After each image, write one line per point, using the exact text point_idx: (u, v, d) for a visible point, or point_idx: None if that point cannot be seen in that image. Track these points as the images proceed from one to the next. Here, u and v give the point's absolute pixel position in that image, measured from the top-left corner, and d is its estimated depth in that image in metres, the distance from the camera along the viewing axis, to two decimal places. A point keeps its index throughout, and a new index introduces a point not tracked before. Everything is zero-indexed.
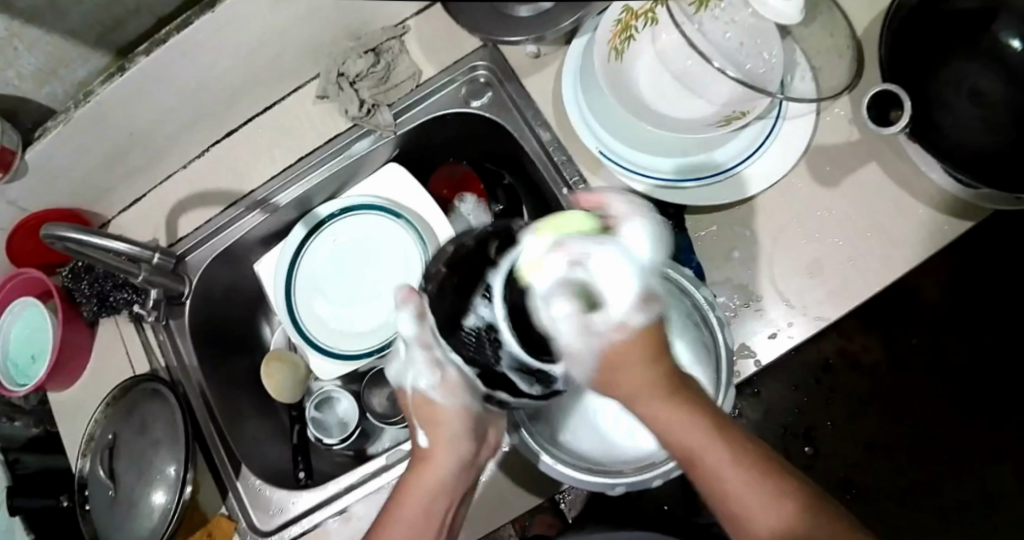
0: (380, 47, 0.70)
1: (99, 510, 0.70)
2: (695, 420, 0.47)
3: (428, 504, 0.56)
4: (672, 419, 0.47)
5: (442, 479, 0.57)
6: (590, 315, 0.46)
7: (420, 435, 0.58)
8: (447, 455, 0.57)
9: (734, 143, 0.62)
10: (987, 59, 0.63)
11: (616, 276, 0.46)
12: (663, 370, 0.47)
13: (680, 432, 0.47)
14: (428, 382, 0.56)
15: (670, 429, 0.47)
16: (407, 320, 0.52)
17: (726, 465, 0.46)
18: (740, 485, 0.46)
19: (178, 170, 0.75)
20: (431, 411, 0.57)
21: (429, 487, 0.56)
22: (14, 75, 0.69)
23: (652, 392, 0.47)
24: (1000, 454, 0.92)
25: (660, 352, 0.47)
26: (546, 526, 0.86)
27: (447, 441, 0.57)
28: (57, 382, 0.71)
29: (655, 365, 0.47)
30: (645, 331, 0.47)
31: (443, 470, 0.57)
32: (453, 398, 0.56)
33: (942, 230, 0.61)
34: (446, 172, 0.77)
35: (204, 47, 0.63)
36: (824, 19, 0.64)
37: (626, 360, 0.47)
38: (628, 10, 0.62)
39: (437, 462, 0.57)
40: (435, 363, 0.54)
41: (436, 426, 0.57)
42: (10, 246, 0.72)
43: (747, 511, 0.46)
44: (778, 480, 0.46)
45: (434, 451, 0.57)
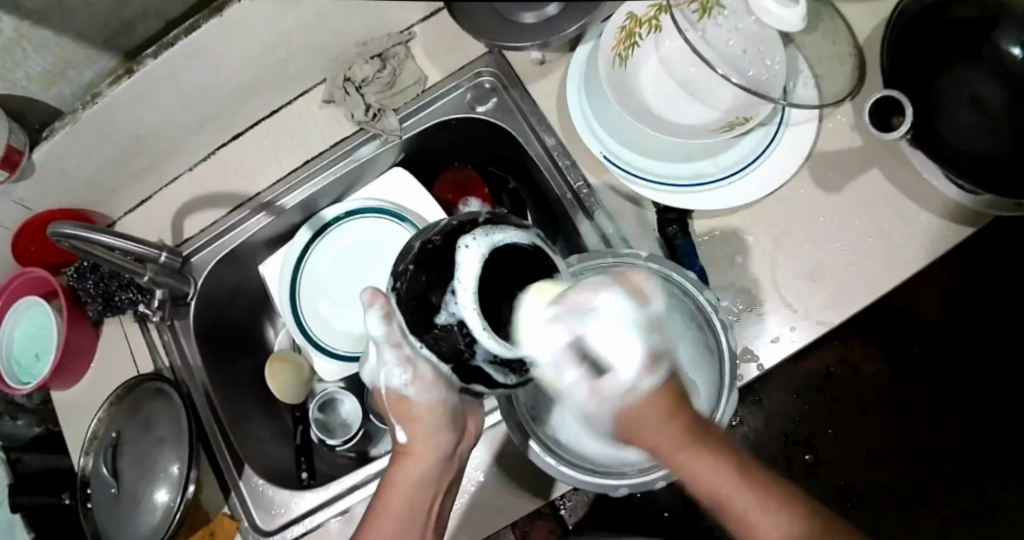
0: (386, 52, 0.70)
1: (103, 509, 0.70)
2: (724, 473, 0.47)
3: (409, 499, 0.56)
4: (692, 465, 0.47)
5: (422, 473, 0.57)
6: (597, 377, 0.48)
7: (398, 433, 0.58)
8: (425, 448, 0.57)
9: (736, 150, 0.63)
10: (985, 66, 0.64)
11: (615, 342, 0.47)
12: (685, 427, 0.48)
13: (709, 480, 0.47)
14: (404, 383, 0.55)
15: (699, 478, 0.47)
16: (375, 322, 0.52)
17: (761, 513, 0.46)
18: (774, 531, 0.46)
19: (182, 172, 0.75)
20: (406, 408, 0.56)
21: (409, 482, 0.56)
22: (23, 76, 0.69)
23: (670, 442, 0.47)
24: (1000, 461, 0.92)
25: (679, 408, 0.48)
26: (547, 532, 0.84)
27: (425, 434, 0.57)
28: (59, 382, 0.72)
29: (676, 418, 0.48)
30: (658, 390, 0.48)
31: (421, 464, 0.57)
32: (427, 394, 0.55)
33: (942, 236, 0.62)
34: (452, 177, 0.78)
35: (212, 50, 0.64)
36: (827, 29, 0.64)
37: (643, 421, 0.48)
38: (632, 17, 0.62)
39: (418, 455, 0.57)
40: (409, 360, 0.53)
41: (412, 422, 0.57)
42: (15, 245, 0.73)
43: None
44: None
45: (412, 447, 0.57)
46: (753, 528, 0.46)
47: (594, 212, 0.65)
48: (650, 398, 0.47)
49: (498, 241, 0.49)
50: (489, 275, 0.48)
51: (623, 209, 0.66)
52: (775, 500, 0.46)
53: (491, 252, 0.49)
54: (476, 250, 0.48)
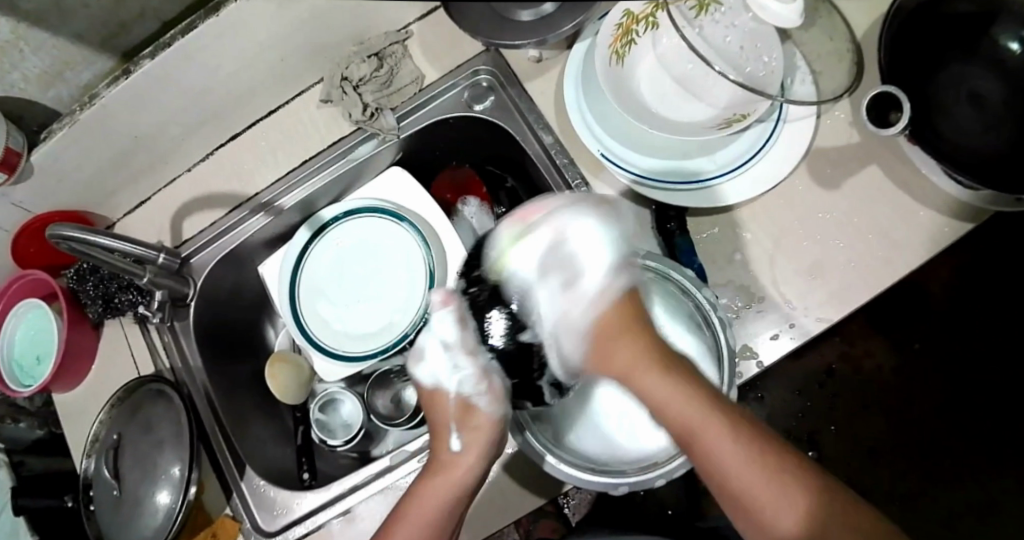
0: (383, 51, 0.70)
1: (105, 511, 0.70)
2: (698, 405, 0.49)
3: (446, 510, 0.56)
4: (664, 390, 0.50)
5: (464, 487, 0.57)
6: (575, 282, 0.57)
7: (454, 440, 0.58)
8: (476, 463, 0.58)
9: (734, 147, 0.63)
10: (983, 61, 0.64)
11: (589, 247, 0.57)
12: (652, 350, 0.53)
13: (681, 408, 0.49)
14: (475, 390, 0.59)
15: (670, 409, 0.50)
16: (446, 320, 0.58)
17: (733, 446, 0.48)
18: (761, 484, 0.47)
19: (181, 174, 0.75)
20: (469, 417, 0.58)
21: (451, 492, 0.57)
22: (20, 77, 0.69)
23: (641, 360, 0.52)
24: (1001, 455, 0.92)
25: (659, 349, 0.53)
26: (550, 531, 0.86)
27: (482, 450, 0.58)
28: (61, 384, 0.72)
29: (641, 332, 0.54)
30: (623, 294, 0.56)
31: (468, 478, 0.58)
32: (497, 407, 0.58)
33: (941, 232, 0.61)
34: (448, 176, 0.79)
35: (209, 50, 0.64)
36: (824, 25, 0.64)
37: (609, 327, 0.55)
38: (629, 14, 0.62)
39: (464, 466, 0.58)
40: (483, 373, 0.58)
41: (476, 434, 0.58)
42: (15, 248, 0.73)
43: (744, 485, 0.47)
44: (792, 473, 0.47)
45: (465, 458, 0.58)
46: (740, 484, 0.48)
47: None
48: (612, 313, 0.55)
49: None
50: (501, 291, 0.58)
51: None
52: (755, 449, 0.48)
53: None
54: None
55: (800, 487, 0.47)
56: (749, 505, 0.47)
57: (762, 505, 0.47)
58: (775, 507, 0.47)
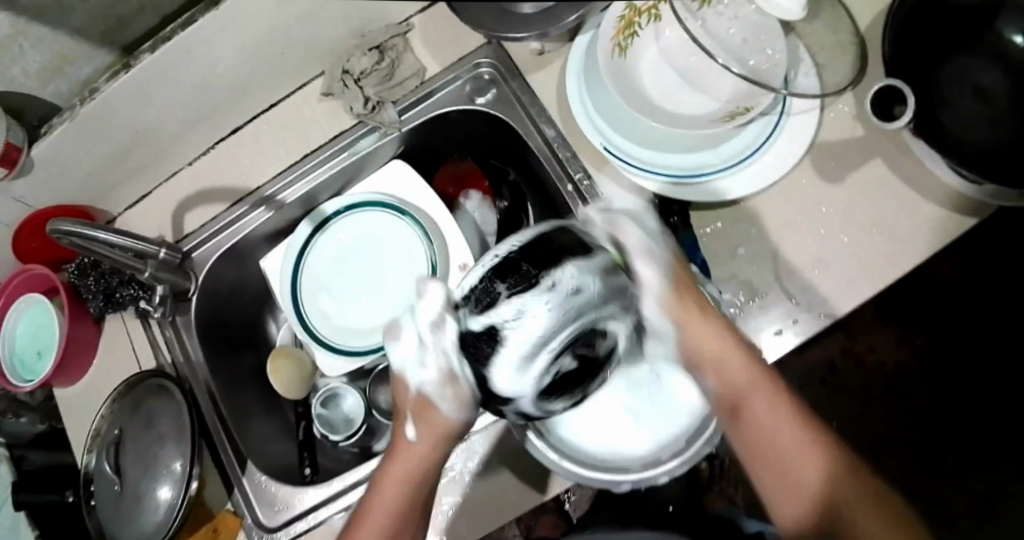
0: (384, 44, 0.70)
1: (105, 506, 0.70)
2: (745, 362, 0.55)
3: (409, 496, 0.58)
4: (714, 342, 0.55)
5: (421, 472, 0.59)
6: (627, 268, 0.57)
7: (409, 428, 0.61)
8: (433, 450, 0.60)
9: (738, 140, 0.63)
10: (988, 55, 0.63)
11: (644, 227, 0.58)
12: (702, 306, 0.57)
13: (728, 364, 0.55)
14: (441, 393, 0.58)
15: (719, 364, 0.55)
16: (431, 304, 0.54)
17: (765, 403, 0.54)
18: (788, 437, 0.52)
19: (181, 168, 0.75)
20: (426, 411, 0.60)
21: (411, 477, 0.59)
22: (20, 72, 0.69)
23: (703, 311, 0.56)
24: (1005, 452, 0.92)
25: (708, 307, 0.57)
26: (550, 527, 0.87)
27: (437, 439, 0.60)
28: (61, 379, 0.72)
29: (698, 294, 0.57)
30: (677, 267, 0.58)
31: (423, 466, 0.59)
32: (459, 409, 0.58)
33: (945, 227, 0.61)
34: (451, 169, 0.78)
35: (209, 45, 0.64)
36: (828, 17, 0.64)
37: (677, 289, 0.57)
38: (631, 8, 0.62)
39: (420, 456, 0.60)
40: (447, 373, 0.57)
41: (430, 425, 0.60)
42: (15, 241, 0.73)
43: (775, 438, 0.53)
44: (816, 436, 0.52)
45: (420, 446, 0.60)
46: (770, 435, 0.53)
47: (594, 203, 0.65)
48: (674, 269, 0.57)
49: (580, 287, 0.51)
50: (554, 244, 0.52)
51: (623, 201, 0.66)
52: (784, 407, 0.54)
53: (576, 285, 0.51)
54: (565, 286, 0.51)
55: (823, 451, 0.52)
56: (772, 460, 0.53)
57: (785, 460, 0.52)
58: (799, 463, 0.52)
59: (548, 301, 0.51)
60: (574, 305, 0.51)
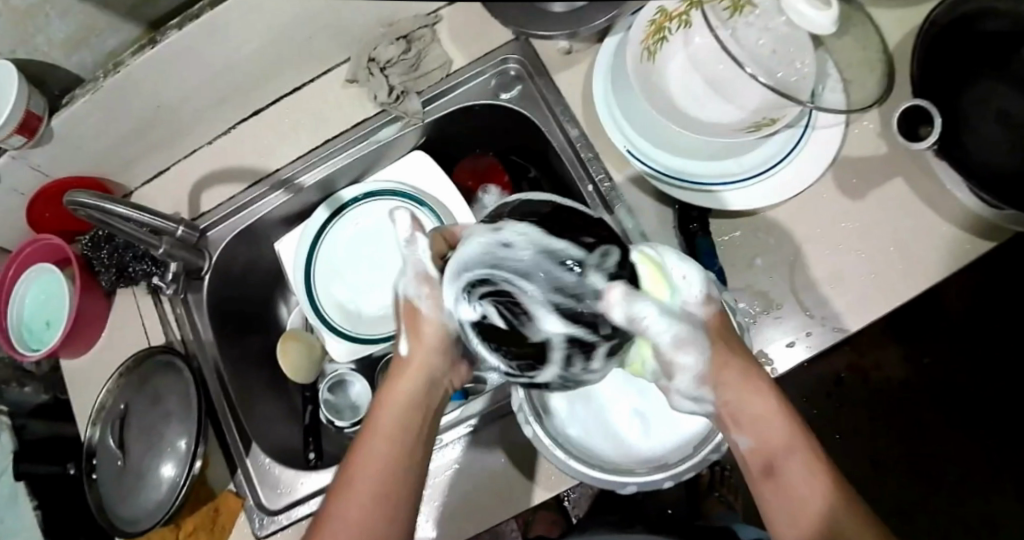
0: (412, 34, 0.70)
1: (107, 479, 0.70)
2: (784, 425, 0.51)
3: (402, 418, 0.55)
4: (753, 404, 0.52)
5: (413, 392, 0.56)
6: (609, 281, 0.50)
7: (400, 346, 0.58)
8: (422, 364, 0.57)
9: (762, 150, 0.63)
10: (1015, 80, 0.63)
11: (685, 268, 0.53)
12: (731, 342, 0.53)
13: (769, 427, 0.51)
14: (416, 293, 0.57)
15: (758, 427, 0.52)
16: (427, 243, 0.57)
17: (808, 469, 0.50)
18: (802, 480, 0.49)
19: (202, 146, 0.75)
20: (414, 325, 0.58)
21: (403, 398, 0.56)
22: (45, 41, 0.69)
23: (744, 375, 0.52)
24: (1003, 476, 0.92)
25: (724, 333, 0.53)
26: (549, 524, 0.90)
27: (427, 351, 0.57)
28: (69, 350, 0.72)
29: (727, 335, 0.53)
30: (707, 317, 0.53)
31: (416, 378, 0.57)
32: (438, 314, 0.57)
33: (963, 248, 0.61)
34: (471, 164, 0.78)
35: (237, 24, 0.64)
36: (859, 33, 0.63)
37: (711, 327, 0.53)
38: (662, 12, 0.62)
39: (411, 370, 0.57)
40: (426, 277, 0.57)
41: (419, 340, 0.58)
42: (29, 210, 0.72)
43: (789, 479, 0.50)
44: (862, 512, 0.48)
45: (411, 361, 0.57)
46: (785, 474, 0.50)
47: (614, 206, 0.65)
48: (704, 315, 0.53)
49: (531, 240, 0.50)
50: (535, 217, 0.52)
51: (642, 205, 0.66)
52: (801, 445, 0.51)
53: (523, 234, 0.51)
54: (516, 236, 0.51)
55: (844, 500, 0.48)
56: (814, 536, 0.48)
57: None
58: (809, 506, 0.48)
59: (489, 247, 0.51)
60: (554, 256, 0.50)
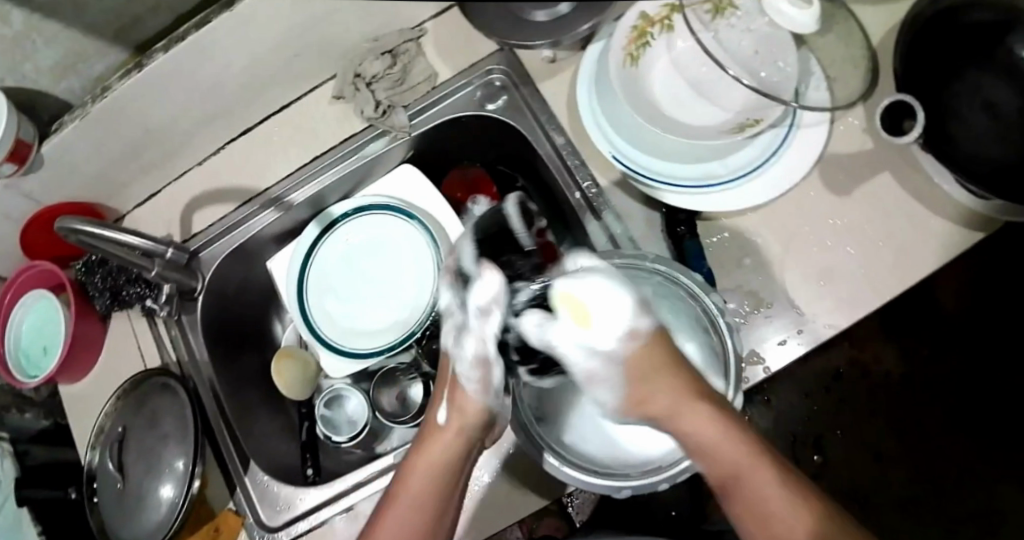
0: (397, 49, 0.70)
1: (108, 502, 0.70)
2: (737, 443, 0.50)
3: (433, 488, 0.54)
4: (707, 427, 0.50)
5: (448, 462, 0.55)
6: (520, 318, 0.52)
7: (439, 412, 0.56)
8: (460, 438, 0.55)
9: (747, 152, 0.63)
10: (999, 71, 0.63)
11: (606, 300, 0.50)
12: (676, 370, 0.51)
13: (723, 447, 0.50)
14: (467, 374, 0.54)
15: (713, 453, 0.50)
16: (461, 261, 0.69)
17: (773, 486, 0.49)
18: (777, 506, 0.48)
19: (192, 167, 0.75)
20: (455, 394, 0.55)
21: (434, 468, 0.55)
22: (32, 69, 0.69)
23: (684, 397, 0.51)
24: (1008, 466, 0.92)
25: (665, 361, 0.51)
26: (553, 528, 0.88)
27: (466, 425, 0.55)
28: (66, 376, 0.72)
29: (668, 364, 0.51)
30: (641, 349, 0.51)
31: (450, 451, 0.55)
32: (484, 398, 0.55)
33: (953, 241, 0.61)
34: (459, 175, 0.78)
35: (220, 45, 0.64)
36: (841, 31, 0.64)
37: (646, 360, 0.51)
38: (644, 17, 0.63)
39: (445, 445, 0.55)
40: (485, 361, 0.53)
41: (460, 414, 0.55)
42: (24, 236, 0.73)
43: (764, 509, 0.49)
44: (823, 513, 0.49)
45: (447, 433, 0.55)
46: (757, 504, 0.49)
47: (601, 212, 0.66)
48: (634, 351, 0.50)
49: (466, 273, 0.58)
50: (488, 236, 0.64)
51: (629, 209, 0.66)
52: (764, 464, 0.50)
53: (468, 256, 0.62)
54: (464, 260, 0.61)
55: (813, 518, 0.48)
56: None
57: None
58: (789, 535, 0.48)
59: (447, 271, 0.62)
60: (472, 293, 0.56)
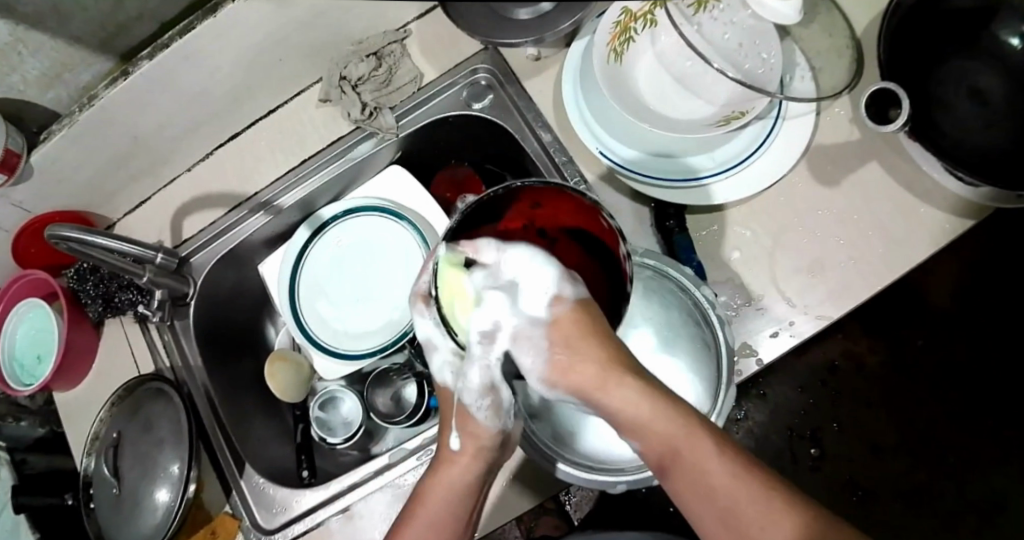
0: (382, 51, 0.70)
1: (104, 508, 0.70)
2: (671, 417, 0.47)
3: (449, 510, 0.55)
4: (635, 399, 0.47)
5: (465, 485, 0.55)
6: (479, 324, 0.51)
7: (453, 438, 0.56)
8: (475, 462, 0.55)
9: (733, 144, 0.63)
10: (983, 58, 0.63)
11: (530, 270, 0.50)
12: (601, 346, 0.49)
13: (657, 421, 0.47)
14: (477, 404, 0.54)
15: (645, 428, 0.47)
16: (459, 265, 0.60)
17: (713, 458, 0.45)
18: (722, 481, 0.45)
19: (181, 173, 0.75)
20: (467, 422, 0.55)
21: (451, 491, 0.55)
22: (20, 79, 0.69)
23: (606, 370, 0.48)
24: (1007, 454, 0.92)
25: (587, 334, 0.49)
26: (553, 527, 0.85)
27: (481, 449, 0.55)
28: (60, 383, 0.72)
29: (592, 337, 0.49)
30: (560, 316, 0.49)
31: (466, 475, 0.55)
32: (497, 421, 0.54)
33: (942, 228, 0.61)
34: (448, 174, 0.78)
35: (206, 51, 0.64)
36: (823, 22, 0.64)
37: (565, 331, 0.49)
38: (628, 13, 0.62)
39: (459, 469, 0.55)
40: (491, 387, 0.53)
41: (476, 438, 0.55)
42: (15, 247, 0.73)
43: (709, 483, 0.45)
44: (765, 480, 0.45)
45: (463, 458, 0.55)
46: (703, 480, 0.45)
47: None
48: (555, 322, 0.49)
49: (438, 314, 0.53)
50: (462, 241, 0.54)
51: (618, 204, 0.66)
52: (706, 439, 0.46)
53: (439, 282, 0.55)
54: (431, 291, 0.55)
55: (771, 494, 0.44)
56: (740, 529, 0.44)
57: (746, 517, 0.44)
58: (744, 509, 0.44)
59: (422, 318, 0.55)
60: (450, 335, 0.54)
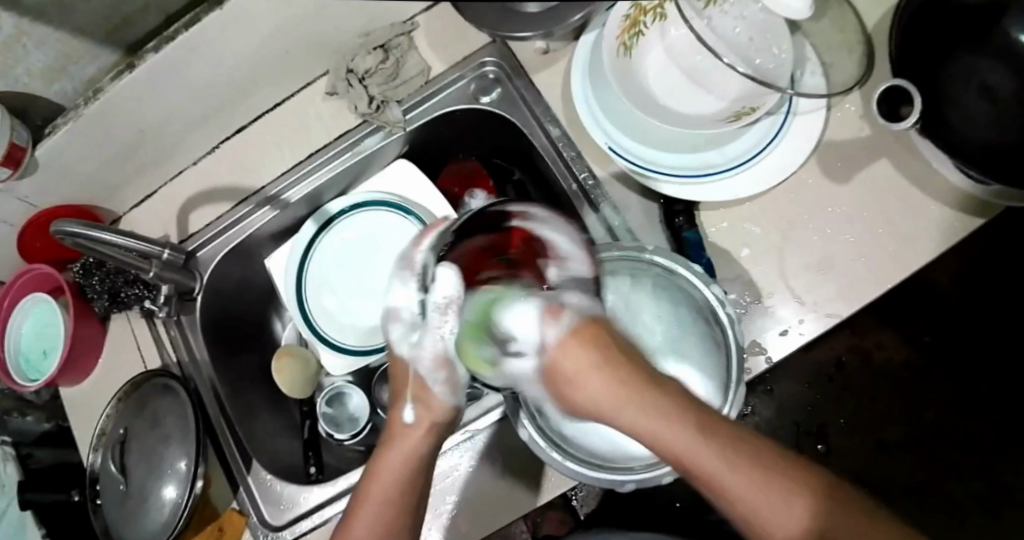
0: (390, 43, 0.70)
1: (111, 505, 0.70)
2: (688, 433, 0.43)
3: (408, 481, 0.53)
4: (644, 421, 0.44)
5: (419, 459, 0.54)
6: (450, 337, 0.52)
7: (406, 411, 0.55)
8: (429, 434, 0.54)
9: (743, 140, 0.63)
10: (994, 54, 0.63)
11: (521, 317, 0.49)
12: (605, 359, 0.46)
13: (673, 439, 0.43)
14: (431, 378, 0.54)
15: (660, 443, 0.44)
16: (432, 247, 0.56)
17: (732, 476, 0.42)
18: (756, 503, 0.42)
19: (187, 167, 0.75)
20: (423, 394, 0.55)
21: (407, 462, 0.53)
22: (24, 72, 0.69)
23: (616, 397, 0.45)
24: (1011, 450, 0.92)
25: (616, 359, 0.46)
26: (558, 523, 0.86)
27: (435, 422, 0.55)
28: (66, 379, 0.72)
29: (601, 371, 0.46)
30: (570, 336, 0.47)
31: (424, 446, 0.54)
32: (452, 397, 0.55)
33: (953, 226, 0.61)
34: (457, 168, 0.78)
35: (213, 45, 0.64)
36: (835, 16, 0.64)
37: (574, 357, 0.47)
38: (636, 7, 0.61)
39: (416, 440, 0.54)
40: (444, 361, 0.53)
41: (429, 410, 0.55)
42: (20, 241, 0.73)
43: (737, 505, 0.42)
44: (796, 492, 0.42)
45: (417, 430, 0.54)
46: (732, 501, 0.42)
47: (599, 204, 0.65)
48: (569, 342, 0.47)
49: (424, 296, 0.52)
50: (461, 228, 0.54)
51: (627, 200, 0.66)
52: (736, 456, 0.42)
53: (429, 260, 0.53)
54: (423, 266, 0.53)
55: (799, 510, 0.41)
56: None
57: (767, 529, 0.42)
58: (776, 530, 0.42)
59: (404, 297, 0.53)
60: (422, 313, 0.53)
